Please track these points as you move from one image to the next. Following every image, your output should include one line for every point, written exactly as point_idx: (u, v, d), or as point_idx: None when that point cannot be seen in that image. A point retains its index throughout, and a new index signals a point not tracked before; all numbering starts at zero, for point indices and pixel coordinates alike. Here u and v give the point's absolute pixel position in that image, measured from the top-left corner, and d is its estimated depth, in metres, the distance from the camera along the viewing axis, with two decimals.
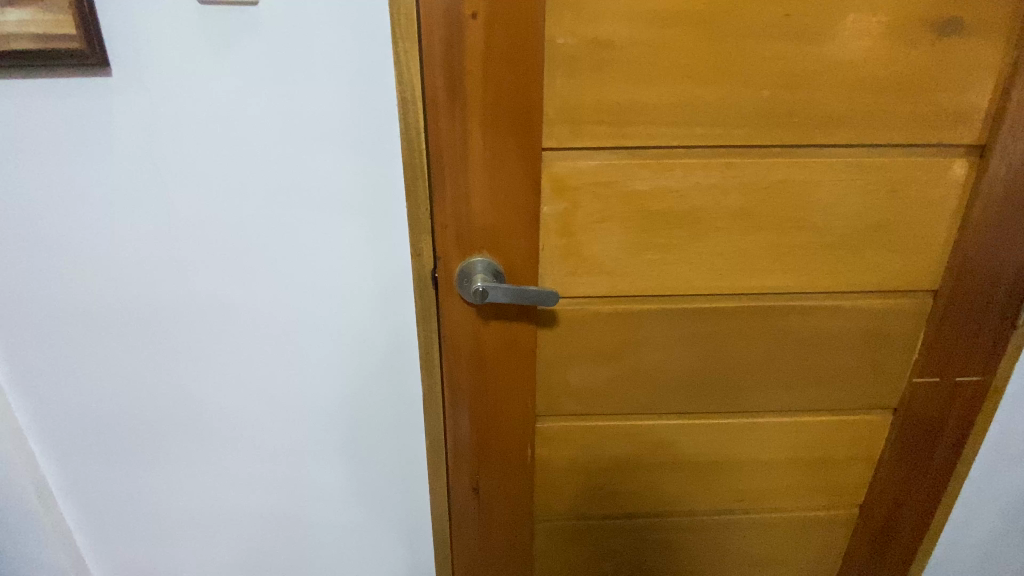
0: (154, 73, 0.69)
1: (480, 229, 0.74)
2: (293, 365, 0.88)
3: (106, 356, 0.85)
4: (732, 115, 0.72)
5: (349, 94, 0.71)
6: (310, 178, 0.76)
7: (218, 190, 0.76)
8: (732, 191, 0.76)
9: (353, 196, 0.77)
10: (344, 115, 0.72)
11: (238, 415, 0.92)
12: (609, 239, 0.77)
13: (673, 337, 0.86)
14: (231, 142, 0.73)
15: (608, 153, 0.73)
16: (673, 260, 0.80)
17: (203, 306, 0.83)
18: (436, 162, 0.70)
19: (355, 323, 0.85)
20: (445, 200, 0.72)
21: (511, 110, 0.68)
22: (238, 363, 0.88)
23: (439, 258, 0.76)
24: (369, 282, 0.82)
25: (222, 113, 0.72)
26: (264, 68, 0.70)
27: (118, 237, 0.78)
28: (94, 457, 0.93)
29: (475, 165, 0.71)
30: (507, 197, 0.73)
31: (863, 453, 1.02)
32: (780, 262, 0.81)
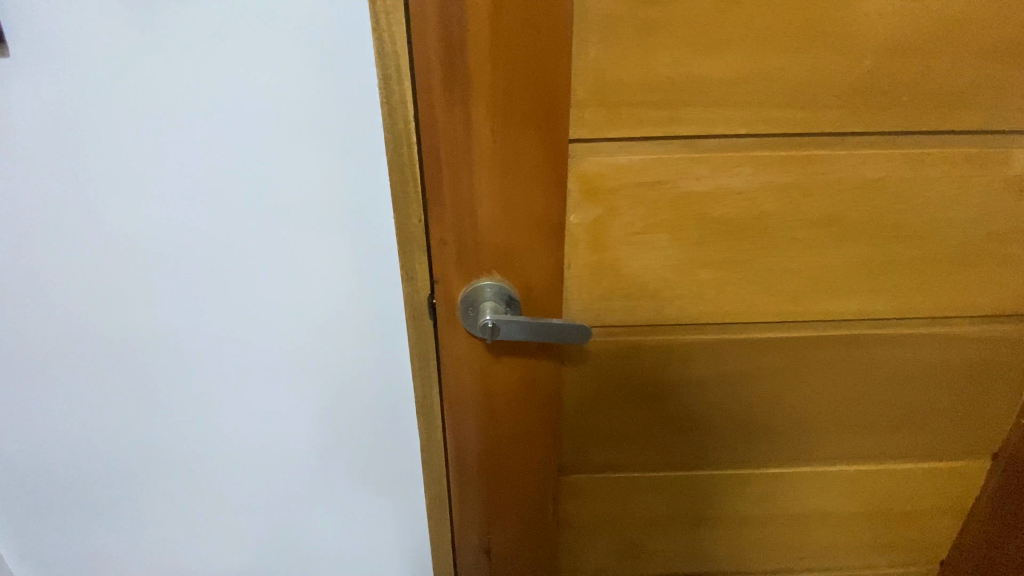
0: (66, 57, 0.55)
1: (489, 244, 0.58)
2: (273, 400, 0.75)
3: (46, 397, 0.73)
4: (819, 92, 0.54)
5: (321, 77, 0.57)
6: (272, 185, 0.61)
7: (169, 201, 0.62)
8: (815, 193, 0.59)
9: (327, 205, 0.63)
10: (320, 107, 0.58)
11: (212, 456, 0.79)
12: (651, 253, 0.61)
13: (728, 373, 0.69)
14: (179, 142, 0.59)
15: (654, 146, 0.56)
16: (733, 280, 0.63)
17: (162, 339, 0.70)
18: (431, 161, 0.54)
19: (338, 354, 0.72)
20: (443, 209, 0.56)
21: (530, 90, 0.52)
22: (208, 400, 0.75)
23: (437, 280, 0.60)
24: (351, 307, 0.69)
25: (165, 106, 0.57)
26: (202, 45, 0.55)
27: (43, 261, 0.64)
28: (46, 506, 0.82)
29: (481, 163, 0.54)
30: (524, 203, 0.56)
31: (953, 505, 0.84)
32: (869, 281, 0.64)
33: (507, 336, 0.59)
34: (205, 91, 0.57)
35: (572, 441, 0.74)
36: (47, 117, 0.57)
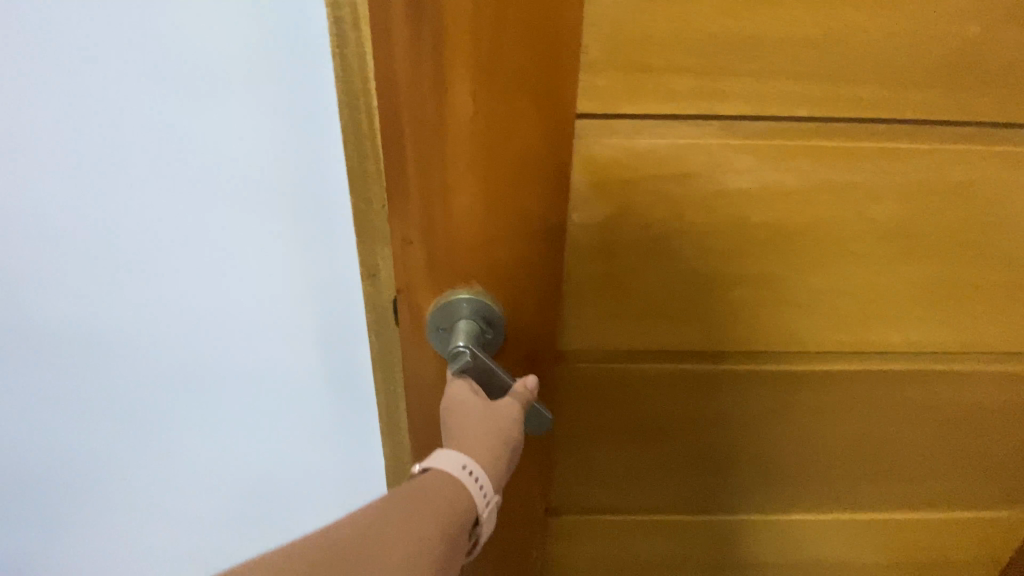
0: None
1: (466, 247, 0.45)
2: (239, 407, 0.68)
3: None
4: (907, 64, 0.41)
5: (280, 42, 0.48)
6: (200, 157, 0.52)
7: (103, 186, 0.53)
8: (885, 198, 0.46)
9: (269, 185, 0.54)
10: (278, 76, 0.49)
11: (167, 458, 0.72)
12: (673, 266, 0.48)
13: (758, 408, 0.58)
14: (113, 118, 0.50)
15: (686, 128, 0.43)
16: (769, 301, 0.51)
17: (108, 335, 0.62)
18: (392, 135, 0.41)
19: (286, 354, 0.65)
20: (411, 199, 0.43)
21: (524, 46, 0.38)
22: (164, 399, 0.67)
23: (401, 289, 0.47)
24: (300, 303, 0.61)
25: (96, 75, 0.48)
26: None
27: None
28: None
29: (457, 143, 0.41)
30: (513, 197, 0.44)
31: (994, 560, 0.73)
32: (936, 308, 0.52)
33: (484, 362, 0.44)
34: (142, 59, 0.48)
35: (563, 480, 0.62)
36: None
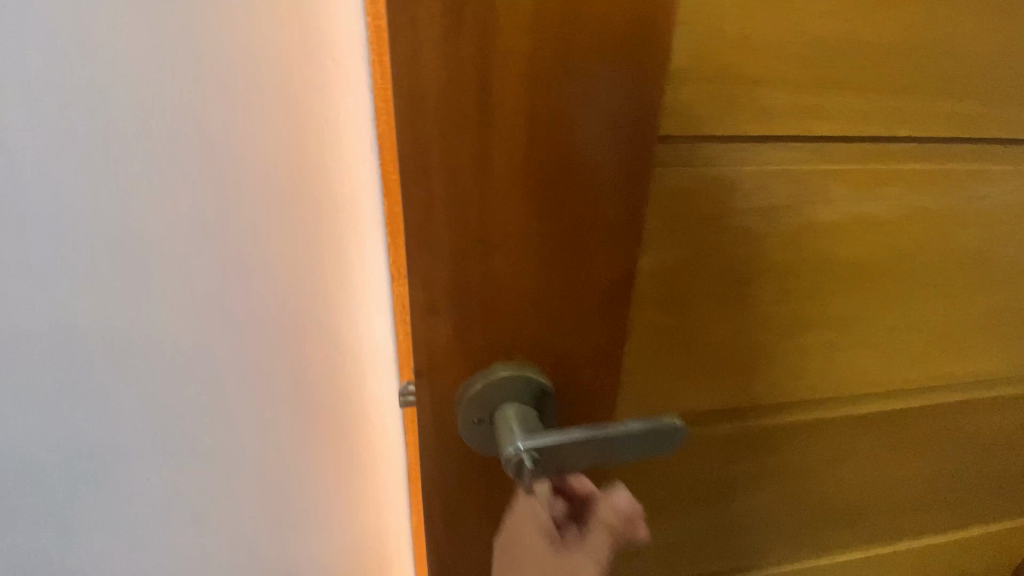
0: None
1: (510, 312, 0.35)
2: (232, 456, 0.59)
3: None
4: (1013, 77, 0.36)
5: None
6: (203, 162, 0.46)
7: (45, 141, 0.43)
8: (970, 224, 0.41)
9: (285, 192, 0.48)
10: (293, 66, 0.44)
11: (118, 525, 0.59)
12: (747, 310, 0.40)
13: (814, 454, 0.52)
14: (92, 112, 0.43)
15: (776, 152, 0.35)
16: (842, 342, 0.44)
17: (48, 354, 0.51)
18: (418, 156, 0.30)
19: (293, 388, 0.57)
20: (442, 238, 0.32)
21: (602, 56, 0.28)
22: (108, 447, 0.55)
23: (421, 369, 0.36)
24: (315, 325, 0.55)
25: (63, 45, 0.41)
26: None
27: None
28: None
29: (504, 184, 0.31)
30: (573, 250, 0.34)
31: None
32: (999, 337, 0.48)
33: (632, 450, 0.35)
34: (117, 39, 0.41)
35: None
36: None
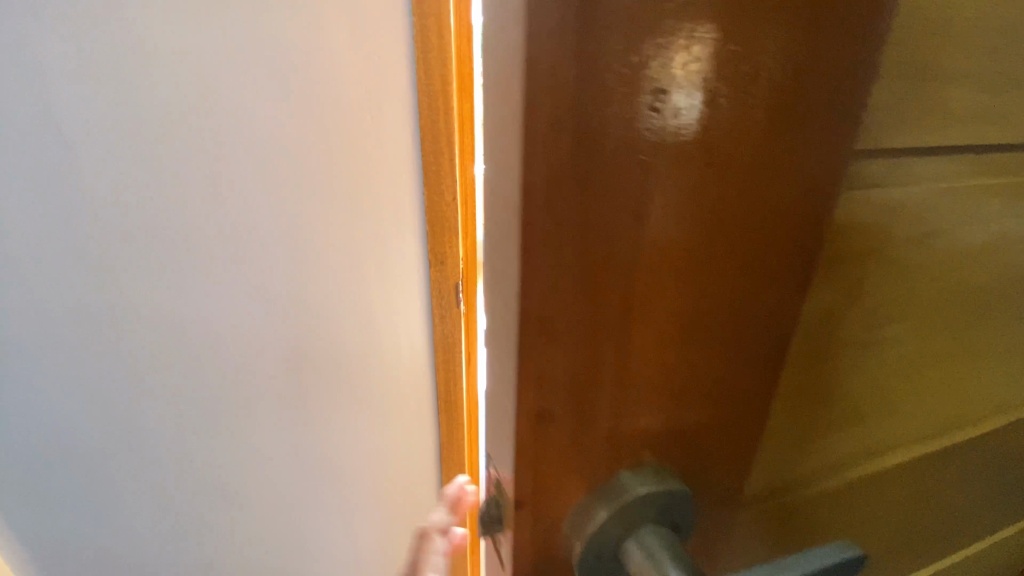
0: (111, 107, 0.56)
1: (643, 412, 0.26)
2: (317, 424, 0.75)
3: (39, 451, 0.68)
4: None
5: (355, 57, 0.58)
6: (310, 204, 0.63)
7: (213, 201, 0.61)
8: None
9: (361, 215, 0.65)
10: (372, 122, 0.61)
11: (238, 491, 0.77)
12: (877, 365, 0.34)
13: (956, 512, 0.44)
14: (243, 180, 0.61)
15: (950, 168, 0.29)
16: (976, 375, 0.39)
17: (138, 346, 0.66)
18: (556, 151, 0.19)
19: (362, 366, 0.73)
20: (569, 279, 0.21)
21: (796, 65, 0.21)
22: (192, 397, 0.70)
23: (522, 496, 0.26)
24: (378, 314, 0.71)
25: (229, 136, 0.59)
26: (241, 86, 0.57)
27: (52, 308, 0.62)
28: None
29: (657, 247, 0.22)
30: (728, 324, 0.25)
31: None
32: None
33: None
34: (234, 69, 0.56)
35: None
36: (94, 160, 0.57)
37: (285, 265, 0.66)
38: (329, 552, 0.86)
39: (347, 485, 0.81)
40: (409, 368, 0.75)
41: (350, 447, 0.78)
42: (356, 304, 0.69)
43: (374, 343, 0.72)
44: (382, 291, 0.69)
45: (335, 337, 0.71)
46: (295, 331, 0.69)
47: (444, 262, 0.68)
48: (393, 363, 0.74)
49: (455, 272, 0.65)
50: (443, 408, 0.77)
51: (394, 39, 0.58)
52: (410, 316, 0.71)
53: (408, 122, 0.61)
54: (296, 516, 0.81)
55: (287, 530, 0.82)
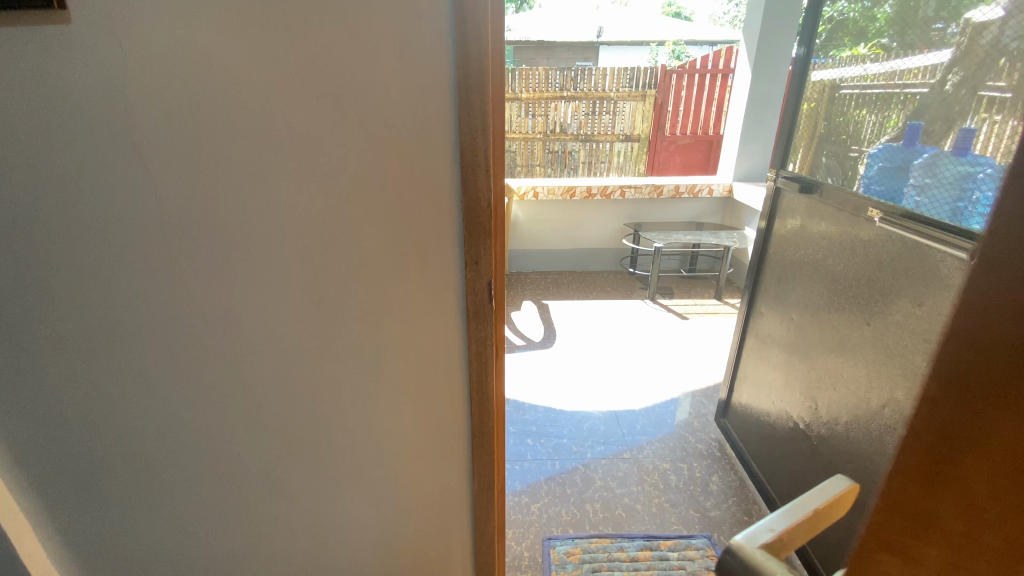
0: (172, 101, 0.56)
1: None
2: (363, 424, 0.75)
3: (127, 428, 0.72)
4: None
5: (393, 69, 0.56)
6: (350, 207, 0.62)
7: (263, 198, 0.61)
8: None
9: (403, 221, 0.63)
10: (413, 125, 0.58)
11: (295, 480, 0.78)
12: None
13: None
14: (288, 180, 0.60)
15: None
16: None
17: (172, 343, 0.67)
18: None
19: (400, 372, 0.72)
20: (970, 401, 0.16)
21: None
22: (224, 393, 0.71)
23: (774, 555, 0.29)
24: (417, 320, 0.69)
25: (274, 133, 0.58)
26: (289, 83, 0.56)
27: (134, 294, 0.64)
28: (105, 542, 0.79)
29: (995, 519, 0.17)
30: None
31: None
32: None
33: None
34: (269, 76, 0.55)
35: None
36: (166, 154, 0.58)
37: (320, 257, 0.64)
38: (356, 556, 0.85)
39: (390, 487, 0.80)
40: (443, 372, 0.73)
41: (381, 451, 0.78)
42: (388, 309, 0.68)
43: (407, 349, 0.71)
44: (416, 298, 0.68)
45: (367, 342, 0.70)
46: (329, 332, 0.69)
47: (478, 262, 0.66)
48: (426, 370, 0.72)
49: (487, 269, 0.67)
50: (474, 414, 0.76)
51: (435, 52, 0.55)
52: (446, 324, 0.70)
53: (447, 131, 0.59)
54: (341, 513, 0.81)
55: (315, 530, 0.82)
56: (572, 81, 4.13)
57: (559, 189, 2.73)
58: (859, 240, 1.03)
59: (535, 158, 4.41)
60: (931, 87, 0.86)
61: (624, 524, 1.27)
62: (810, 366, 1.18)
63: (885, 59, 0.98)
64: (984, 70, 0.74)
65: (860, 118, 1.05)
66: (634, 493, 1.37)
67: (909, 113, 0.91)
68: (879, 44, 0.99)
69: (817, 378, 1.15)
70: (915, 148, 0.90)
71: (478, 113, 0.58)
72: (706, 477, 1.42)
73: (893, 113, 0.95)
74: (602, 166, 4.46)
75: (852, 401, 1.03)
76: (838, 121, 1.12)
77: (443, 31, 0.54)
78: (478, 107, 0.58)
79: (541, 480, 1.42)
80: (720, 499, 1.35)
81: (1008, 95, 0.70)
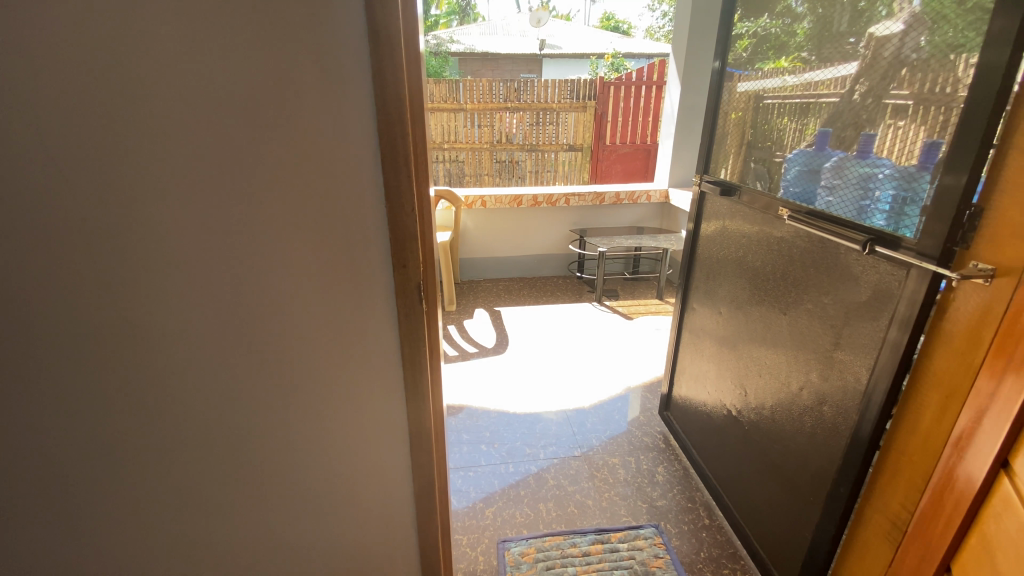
0: (81, 100, 0.54)
1: None
2: (300, 429, 0.75)
3: (46, 443, 0.68)
4: None
5: (310, 81, 0.57)
6: (276, 211, 0.62)
7: (184, 202, 0.60)
8: None
9: (329, 226, 0.64)
10: (335, 132, 0.60)
11: (232, 490, 0.76)
12: None
13: None
14: (209, 185, 0.60)
15: None
16: None
17: (91, 360, 0.65)
18: None
19: (336, 376, 0.73)
20: None
21: None
22: (149, 409, 0.69)
23: None
24: (349, 325, 0.70)
25: (192, 137, 0.57)
26: (208, 87, 0.56)
27: (49, 301, 0.62)
28: (28, 563, 0.74)
29: None
30: None
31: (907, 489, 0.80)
32: None
33: None
34: (182, 81, 0.55)
35: None
36: (77, 157, 0.56)
37: (247, 261, 0.64)
38: (299, 563, 0.84)
39: (333, 491, 0.80)
40: (379, 375, 0.74)
41: (321, 455, 0.77)
42: (320, 314, 0.68)
43: (343, 351, 0.71)
44: (348, 302, 0.68)
45: (299, 345, 0.70)
46: (260, 337, 0.68)
47: (406, 265, 0.67)
48: (362, 372, 0.73)
49: (416, 275, 0.68)
50: (411, 414, 0.77)
51: (352, 63, 0.57)
52: (379, 327, 0.71)
53: (369, 139, 0.60)
54: (283, 520, 0.80)
55: (259, 545, 0.81)
56: (515, 93, 4.22)
57: (506, 198, 2.77)
58: (773, 236, 1.12)
59: (482, 168, 4.46)
60: (843, 96, 0.95)
61: (576, 520, 1.31)
62: (738, 355, 1.26)
63: (804, 71, 1.07)
64: (888, 79, 0.86)
65: (783, 125, 1.13)
66: (586, 489, 1.41)
67: (824, 120, 1.00)
68: (799, 58, 1.08)
69: (745, 365, 1.23)
70: (826, 152, 1.00)
71: (397, 123, 0.60)
72: (653, 469, 1.49)
73: (811, 121, 1.04)
74: (549, 175, 4.56)
75: (774, 384, 1.12)
76: (762, 129, 1.20)
77: (359, 43, 0.56)
78: (398, 117, 0.60)
79: (495, 484, 1.44)
80: (666, 488, 1.42)
81: (911, 102, 0.81)
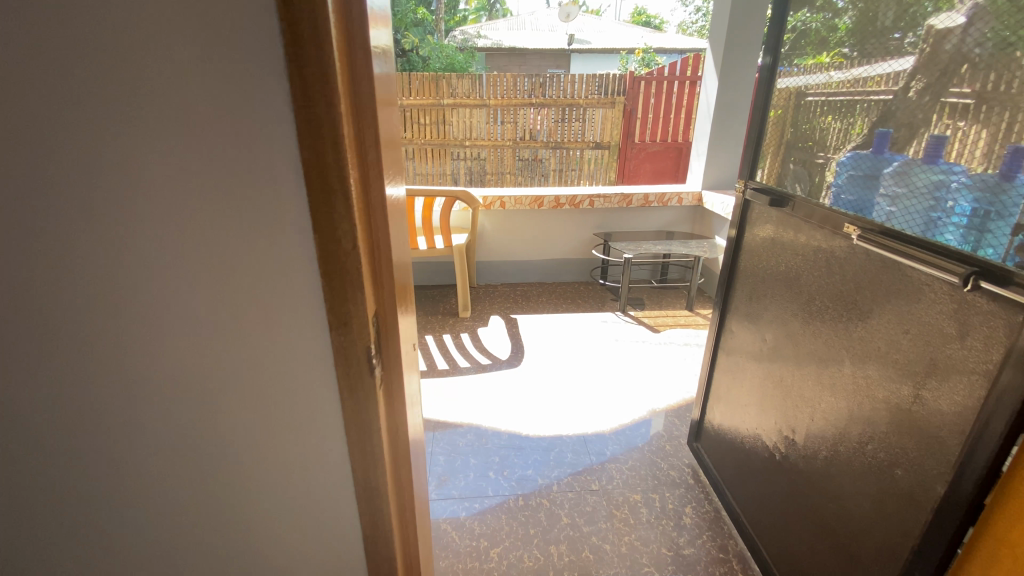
0: None
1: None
2: (221, 529, 0.56)
3: None
4: None
5: (207, 60, 0.38)
6: (165, 241, 0.43)
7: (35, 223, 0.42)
8: None
9: (242, 263, 0.44)
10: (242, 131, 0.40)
11: None
12: None
13: None
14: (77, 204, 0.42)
15: None
16: None
17: None
18: None
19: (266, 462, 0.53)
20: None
21: None
22: (23, 496, 0.52)
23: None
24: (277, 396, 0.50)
25: (43, 135, 0.40)
26: (62, 64, 0.38)
27: None
28: None
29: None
30: None
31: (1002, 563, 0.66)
32: None
33: None
34: (25, 56, 0.38)
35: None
36: None
37: (134, 308, 0.45)
38: None
39: None
40: (324, 464, 0.53)
41: (251, 560, 0.58)
42: (240, 380, 0.49)
43: (275, 436, 0.51)
44: (284, 371, 0.48)
45: (215, 422, 0.51)
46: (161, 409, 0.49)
47: (349, 325, 0.46)
48: (302, 465, 0.53)
49: (364, 339, 0.46)
50: (365, 519, 0.55)
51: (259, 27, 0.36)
52: (319, 401, 0.50)
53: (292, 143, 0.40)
54: None
55: None
56: (541, 89, 4.06)
57: (526, 198, 2.63)
58: (835, 257, 0.94)
59: (505, 166, 4.35)
60: (896, 93, 0.82)
61: (591, 567, 1.17)
62: (786, 392, 1.09)
63: (848, 68, 0.94)
64: (950, 76, 0.73)
65: (826, 125, 0.98)
66: (603, 530, 1.26)
67: (875, 120, 0.87)
68: (840, 54, 0.95)
69: (795, 405, 1.06)
70: (885, 156, 0.85)
71: (329, 119, 0.39)
72: (679, 509, 1.33)
73: (858, 120, 0.90)
74: (573, 174, 4.39)
75: (832, 434, 0.94)
76: (800, 130, 1.06)
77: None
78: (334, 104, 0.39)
79: (501, 518, 1.30)
80: (694, 533, 1.26)
81: (971, 102, 0.70)
